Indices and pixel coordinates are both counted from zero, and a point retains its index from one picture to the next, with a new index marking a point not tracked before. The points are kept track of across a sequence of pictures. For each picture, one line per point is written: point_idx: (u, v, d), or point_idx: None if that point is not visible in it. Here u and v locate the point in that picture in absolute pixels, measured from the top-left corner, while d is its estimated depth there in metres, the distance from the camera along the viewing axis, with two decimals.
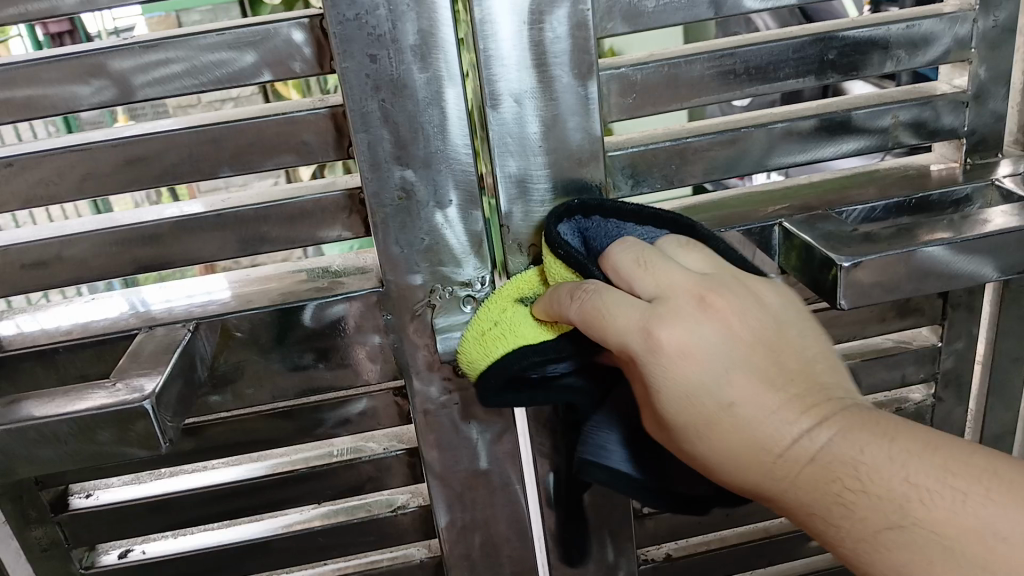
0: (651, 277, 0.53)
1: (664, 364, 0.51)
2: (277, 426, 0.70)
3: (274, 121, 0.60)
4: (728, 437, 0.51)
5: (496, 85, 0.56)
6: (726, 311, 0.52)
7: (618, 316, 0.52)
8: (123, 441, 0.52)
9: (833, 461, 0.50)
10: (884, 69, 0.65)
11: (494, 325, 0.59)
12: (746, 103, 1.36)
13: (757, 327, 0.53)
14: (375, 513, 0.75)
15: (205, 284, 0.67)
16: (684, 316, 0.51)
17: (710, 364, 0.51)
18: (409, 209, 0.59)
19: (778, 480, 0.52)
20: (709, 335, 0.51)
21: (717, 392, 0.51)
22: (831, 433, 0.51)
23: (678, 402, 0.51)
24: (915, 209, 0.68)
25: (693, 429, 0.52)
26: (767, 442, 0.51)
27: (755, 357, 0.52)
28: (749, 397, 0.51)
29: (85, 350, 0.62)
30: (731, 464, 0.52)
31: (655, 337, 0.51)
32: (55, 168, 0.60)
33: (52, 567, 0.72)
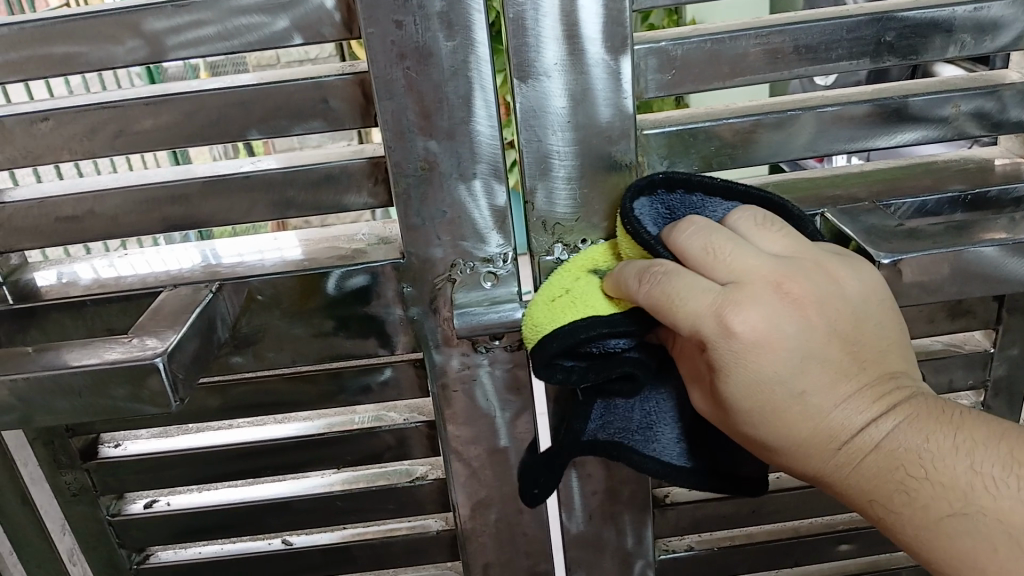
0: (726, 263, 0.51)
1: (736, 351, 0.49)
2: (298, 390, 0.70)
3: (302, 86, 0.59)
4: (796, 425, 0.51)
5: (523, 56, 0.54)
6: (805, 297, 0.50)
7: (690, 300, 0.50)
8: (136, 398, 0.52)
9: (898, 450, 0.51)
10: (946, 54, 0.61)
11: (565, 292, 0.56)
12: (829, 82, 1.29)
13: (836, 314, 0.51)
14: (394, 483, 0.75)
15: (275, 242, 0.67)
16: (761, 302, 0.49)
17: (786, 353, 0.50)
18: (431, 180, 0.58)
19: (837, 466, 0.52)
20: (787, 324, 0.50)
21: (790, 383, 0.50)
22: (900, 422, 0.51)
23: (750, 390, 0.50)
24: (971, 205, 0.64)
25: (761, 415, 0.51)
26: (833, 428, 0.51)
27: (829, 347, 0.50)
28: (820, 386, 0.50)
29: (111, 304, 0.63)
30: (793, 450, 0.52)
31: (731, 326, 0.49)
32: (88, 124, 0.60)
33: (81, 511, 0.75)
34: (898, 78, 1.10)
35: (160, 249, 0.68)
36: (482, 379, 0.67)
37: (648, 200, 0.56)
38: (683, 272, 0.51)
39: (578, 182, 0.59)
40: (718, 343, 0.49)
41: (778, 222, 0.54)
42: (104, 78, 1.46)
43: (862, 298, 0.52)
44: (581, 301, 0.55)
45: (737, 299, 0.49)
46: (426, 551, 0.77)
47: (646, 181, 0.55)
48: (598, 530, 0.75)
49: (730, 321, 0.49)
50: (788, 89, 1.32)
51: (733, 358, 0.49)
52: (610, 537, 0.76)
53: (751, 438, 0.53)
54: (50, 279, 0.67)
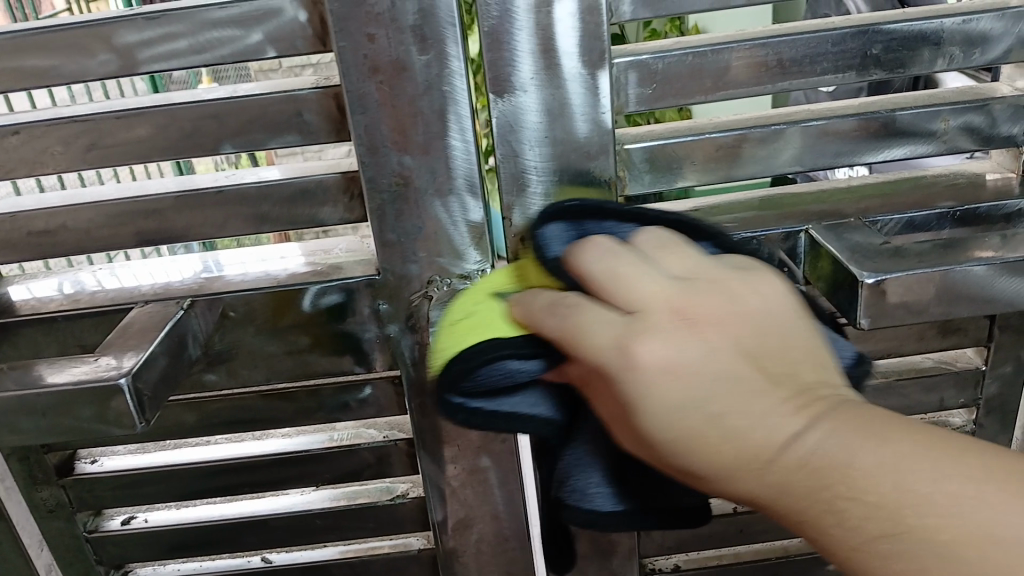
0: (624, 281, 0.48)
1: (635, 374, 0.46)
2: (275, 407, 0.68)
3: (276, 99, 0.58)
4: (715, 451, 0.46)
5: (498, 70, 0.53)
6: (702, 315, 0.47)
7: (591, 325, 0.48)
8: (101, 419, 0.51)
9: (828, 469, 0.43)
10: (934, 68, 0.59)
11: (468, 315, 0.53)
12: (828, 91, 1.28)
13: (736, 329, 0.48)
14: (374, 500, 0.73)
15: (278, 250, 0.66)
16: (657, 320, 0.47)
17: (687, 373, 0.46)
18: (407, 196, 0.57)
19: (770, 493, 0.45)
20: (686, 341, 0.46)
21: (699, 405, 0.45)
22: (825, 436, 0.44)
23: (659, 417, 0.46)
24: (961, 221, 0.62)
25: (677, 444, 0.46)
26: (755, 451, 0.45)
27: (737, 366, 0.47)
28: (733, 405, 0.46)
29: (84, 319, 0.62)
30: (719, 476, 0.46)
31: (626, 345, 0.46)
32: (59, 138, 0.59)
33: (58, 528, 0.74)
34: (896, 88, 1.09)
35: (164, 260, 0.67)
36: None
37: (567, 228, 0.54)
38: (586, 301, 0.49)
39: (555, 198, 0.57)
40: (620, 368, 0.46)
41: (682, 245, 0.52)
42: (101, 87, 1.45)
43: (762, 312, 0.49)
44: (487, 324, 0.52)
45: (632, 321, 0.47)
46: (407, 570, 0.76)
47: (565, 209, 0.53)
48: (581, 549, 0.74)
49: (629, 343, 0.46)
50: (788, 98, 1.31)
51: (634, 385, 0.46)
52: (593, 556, 0.74)
53: (679, 470, 0.47)
54: (51, 291, 0.66)
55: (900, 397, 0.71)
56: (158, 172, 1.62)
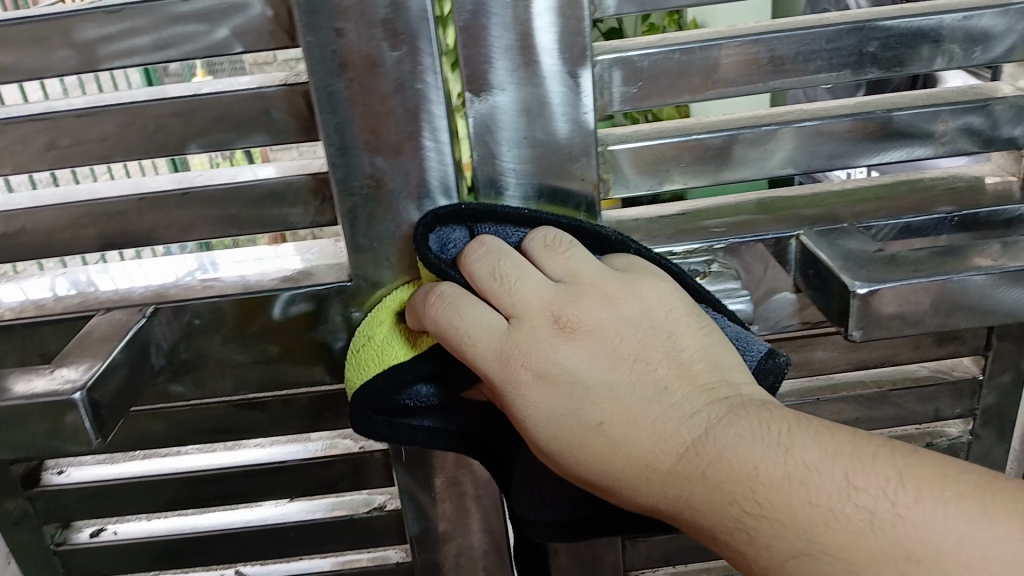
0: (506, 292, 0.50)
1: (522, 390, 0.49)
2: (247, 416, 0.66)
3: (244, 96, 0.55)
4: (607, 463, 0.49)
5: (474, 68, 0.50)
6: (583, 326, 0.49)
7: (478, 338, 0.50)
8: (55, 435, 0.48)
9: (721, 477, 0.46)
10: (933, 66, 0.57)
11: (367, 341, 0.55)
12: (827, 91, 1.25)
13: (618, 336, 0.50)
14: (350, 513, 0.71)
15: (271, 249, 0.64)
16: (539, 336, 0.49)
17: (570, 385, 0.49)
18: (380, 199, 0.55)
19: (669, 502, 0.48)
20: (567, 351, 0.49)
21: (583, 414, 0.49)
22: (714, 443, 0.47)
23: (548, 428, 0.49)
24: (959, 226, 0.59)
25: (570, 455, 0.49)
26: (646, 459, 0.48)
27: (618, 372, 0.49)
28: (617, 414, 0.48)
29: (45, 326, 0.59)
30: (625, 489, 0.49)
31: (511, 360, 0.49)
32: (18, 136, 0.56)
33: (22, 542, 0.71)
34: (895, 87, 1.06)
35: (157, 261, 0.64)
36: None
37: (462, 229, 0.55)
38: (470, 300, 0.51)
39: (535, 202, 0.55)
40: (504, 380, 0.49)
41: (575, 246, 0.52)
42: (89, 83, 1.43)
43: (640, 317, 0.50)
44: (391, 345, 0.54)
45: (517, 338, 0.50)
46: None
47: (447, 210, 0.53)
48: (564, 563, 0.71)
49: (511, 357, 0.49)
50: (785, 98, 1.28)
51: (522, 400, 0.49)
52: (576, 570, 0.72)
53: (586, 483, 0.50)
54: (45, 293, 0.63)
55: (894, 407, 0.69)
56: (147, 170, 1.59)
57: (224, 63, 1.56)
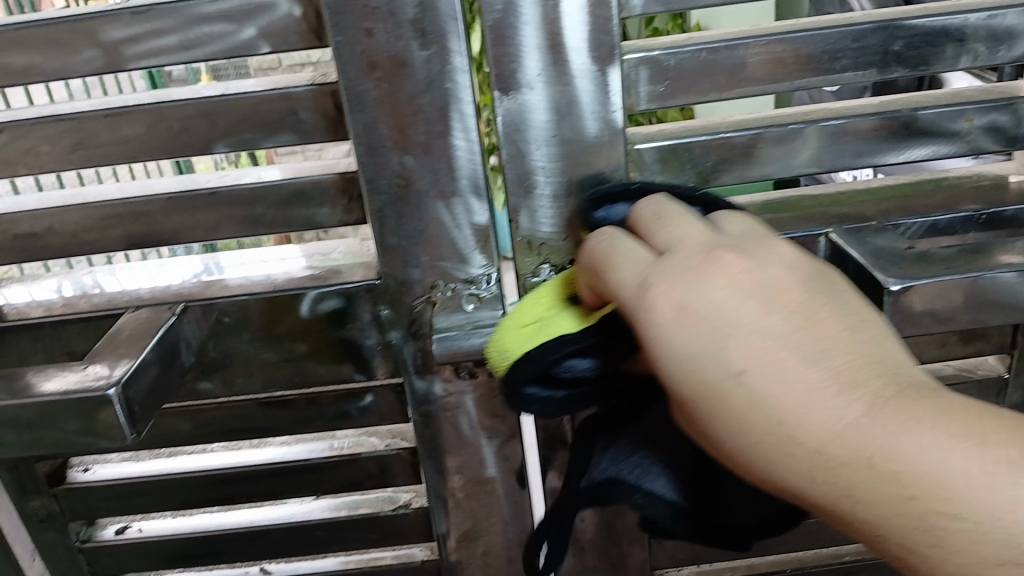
0: (663, 233, 0.45)
1: (654, 320, 0.41)
2: (274, 415, 0.66)
3: (269, 96, 0.55)
4: (745, 422, 0.38)
5: (503, 67, 0.51)
6: (739, 263, 0.41)
7: (623, 267, 0.44)
8: (87, 433, 0.49)
9: (888, 465, 0.36)
10: (958, 65, 0.57)
11: (536, 319, 0.50)
12: (835, 92, 1.26)
13: (781, 284, 0.41)
14: (376, 511, 0.71)
15: (280, 251, 0.64)
16: (684, 267, 0.41)
17: (714, 323, 0.39)
18: (408, 198, 0.55)
19: (814, 485, 0.38)
20: (713, 285, 0.40)
21: (723, 357, 0.39)
22: (883, 425, 0.36)
23: (675, 371, 0.40)
24: (984, 224, 0.60)
25: (697, 405, 0.40)
26: (792, 430, 0.38)
27: (773, 318, 0.39)
28: (767, 365, 0.38)
29: (70, 325, 0.59)
30: (764, 461, 0.39)
31: (649, 288, 0.42)
32: (45, 136, 0.56)
33: (49, 538, 0.72)
34: (905, 87, 1.07)
35: (164, 262, 0.64)
36: (467, 407, 0.63)
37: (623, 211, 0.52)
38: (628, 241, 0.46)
39: (565, 201, 0.55)
40: (636, 308, 0.42)
41: (745, 214, 0.47)
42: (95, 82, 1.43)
43: (811, 273, 0.42)
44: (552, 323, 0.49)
45: (658, 268, 0.42)
46: None
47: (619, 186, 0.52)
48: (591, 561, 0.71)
49: (648, 287, 0.42)
50: (792, 99, 1.29)
51: (652, 333, 0.41)
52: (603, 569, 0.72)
53: (711, 443, 0.41)
54: (50, 295, 0.63)
55: None
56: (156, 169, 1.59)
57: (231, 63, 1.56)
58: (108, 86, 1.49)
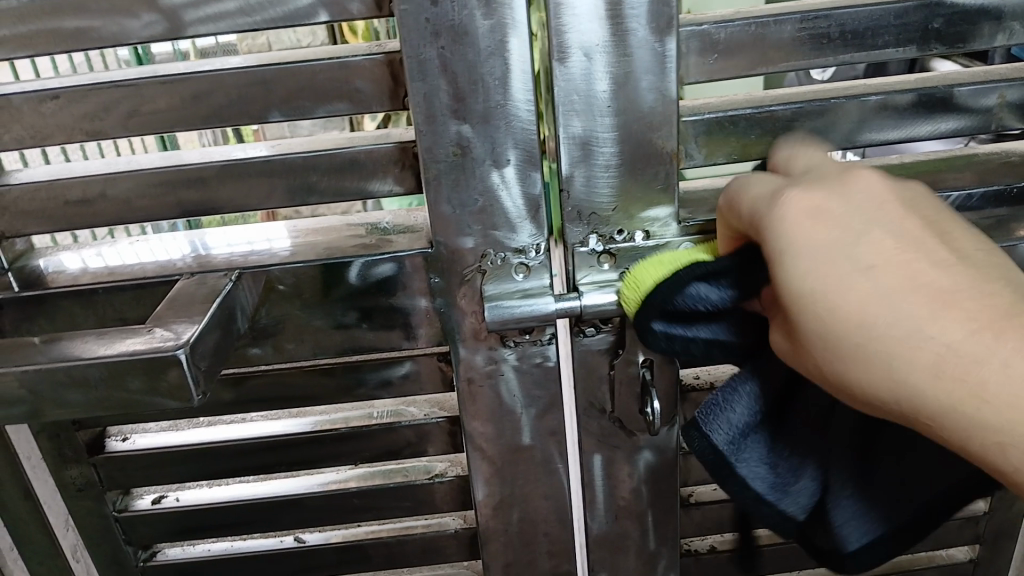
0: (807, 170, 0.51)
1: (788, 215, 0.46)
2: (317, 383, 0.67)
3: (326, 65, 0.56)
4: (869, 313, 0.43)
5: (565, 37, 0.52)
6: (878, 188, 0.47)
7: (761, 188, 0.50)
8: (152, 391, 0.49)
9: (1003, 373, 0.40)
10: (994, 43, 0.59)
11: (674, 256, 0.55)
12: (829, 74, 1.29)
13: (915, 209, 0.47)
14: (411, 480, 0.72)
15: (264, 231, 0.64)
16: (820, 184, 0.48)
17: (847, 224, 0.45)
18: (464, 166, 0.56)
19: (938, 382, 0.42)
20: (851, 198, 0.47)
21: (855, 254, 0.44)
22: (1013, 330, 0.41)
23: (807, 262, 0.45)
24: (1015, 199, 0.62)
25: (823, 299, 0.44)
26: (913, 327, 0.42)
27: (904, 227, 0.45)
28: (893, 261, 0.44)
29: (123, 292, 0.60)
30: (879, 360, 0.43)
31: (787, 196, 0.47)
32: (101, 103, 0.57)
33: (86, 508, 0.72)
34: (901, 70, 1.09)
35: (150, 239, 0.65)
36: (508, 375, 0.64)
37: None
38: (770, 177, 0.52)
39: (619, 169, 0.57)
40: (769, 214, 0.48)
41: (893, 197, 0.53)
42: (84, 56, 1.40)
43: (942, 211, 0.48)
44: (682, 258, 0.55)
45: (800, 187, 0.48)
46: (442, 550, 0.75)
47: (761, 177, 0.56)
48: (621, 530, 0.73)
49: (783, 198, 0.48)
50: (785, 80, 1.32)
51: (785, 227, 0.46)
52: (635, 541, 0.74)
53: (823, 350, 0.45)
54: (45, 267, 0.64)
55: None
56: (144, 147, 1.57)
57: (221, 41, 1.54)
58: (95, 62, 1.46)
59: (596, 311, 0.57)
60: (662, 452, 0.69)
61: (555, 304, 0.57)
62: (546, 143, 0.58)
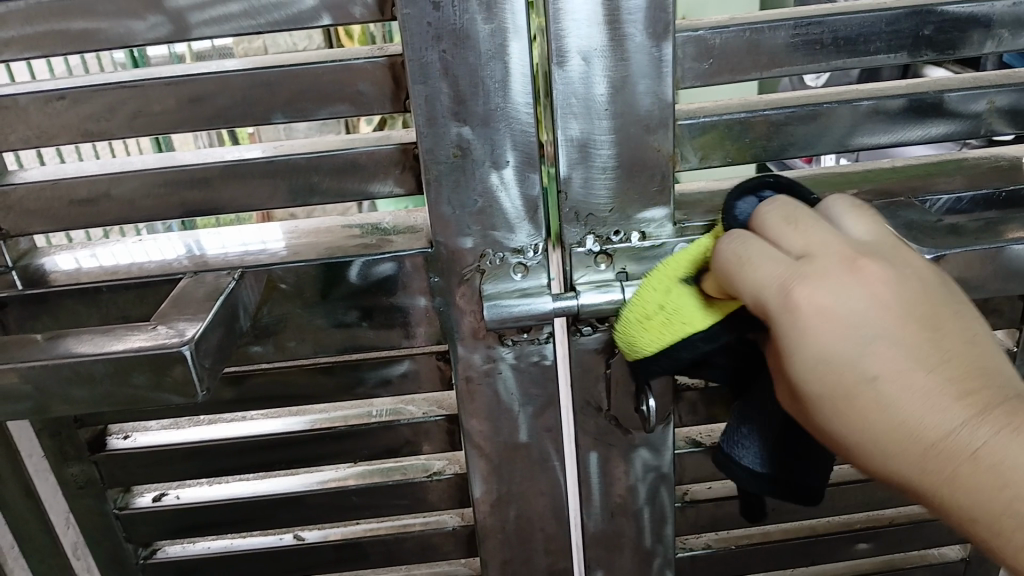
0: (800, 234, 0.46)
1: (793, 318, 0.44)
2: (317, 381, 0.68)
3: (330, 68, 0.57)
4: (870, 415, 0.44)
5: (564, 41, 0.53)
6: (880, 276, 0.44)
7: (759, 262, 0.46)
8: (157, 386, 0.50)
9: (1002, 474, 0.42)
10: (983, 50, 0.60)
11: (658, 309, 0.52)
12: (822, 79, 1.30)
13: (914, 294, 0.44)
14: (409, 478, 0.73)
15: (259, 232, 0.65)
16: (823, 275, 0.44)
17: (850, 328, 0.44)
18: (464, 168, 0.57)
19: (926, 476, 0.44)
20: (853, 295, 0.44)
21: (859, 362, 0.44)
22: (993, 427, 0.43)
23: (813, 366, 0.44)
24: (1003, 203, 0.63)
25: (827, 401, 0.45)
26: (915, 427, 0.44)
27: (904, 325, 0.44)
28: (893, 364, 0.44)
29: (127, 290, 0.61)
30: (877, 453, 0.45)
31: (789, 293, 0.44)
32: (107, 103, 0.58)
33: (86, 506, 0.73)
34: (894, 76, 1.11)
35: (145, 240, 0.66)
36: (505, 374, 0.65)
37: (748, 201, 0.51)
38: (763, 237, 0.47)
39: (616, 172, 0.58)
40: (776, 312, 0.44)
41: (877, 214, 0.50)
42: (82, 58, 1.41)
43: (935, 281, 0.46)
44: (675, 320, 0.51)
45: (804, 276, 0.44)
46: (440, 547, 0.76)
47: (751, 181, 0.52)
48: (617, 528, 0.74)
49: (787, 295, 0.44)
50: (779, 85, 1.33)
51: (789, 329, 0.44)
52: (630, 538, 0.75)
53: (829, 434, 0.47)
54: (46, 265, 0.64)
55: None
56: (139, 149, 1.58)
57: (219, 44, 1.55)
58: (92, 65, 1.47)
59: (593, 310, 0.58)
60: (656, 450, 0.70)
61: (552, 303, 0.58)
62: (546, 147, 0.59)
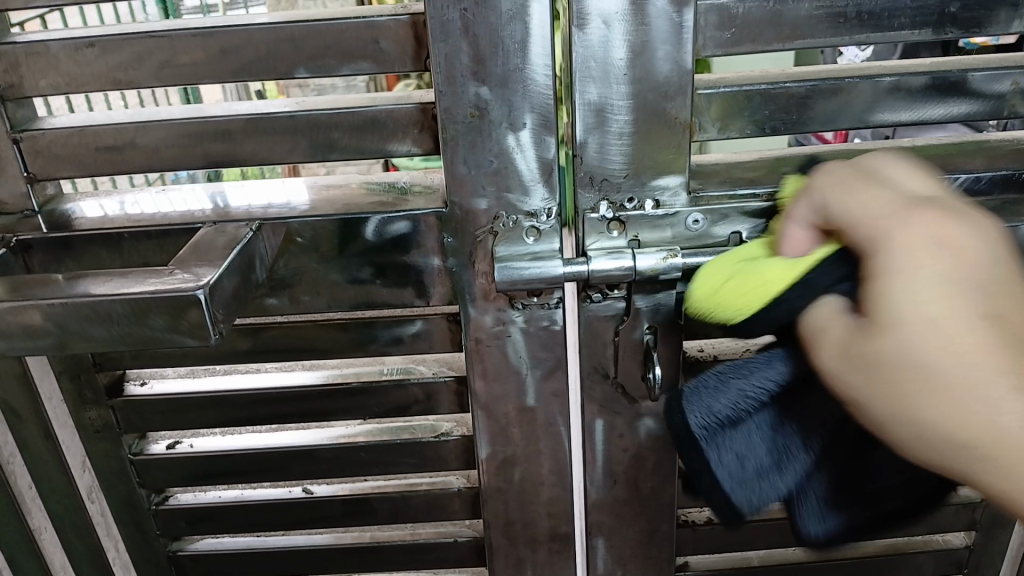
0: (912, 185, 0.49)
1: (909, 238, 0.42)
2: (331, 337, 0.69)
3: (353, 25, 0.58)
4: (973, 358, 0.40)
5: (585, 4, 0.54)
6: (989, 230, 0.44)
7: (872, 196, 0.47)
8: (173, 329, 0.51)
9: None
10: (1010, 29, 0.59)
11: (728, 282, 0.51)
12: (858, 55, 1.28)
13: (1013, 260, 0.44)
14: (418, 437, 0.74)
15: (279, 187, 0.66)
16: (938, 211, 0.44)
17: (965, 259, 0.41)
18: (481, 128, 0.58)
19: (1009, 443, 0.40)
20: (967, 233, 0.42)
21: (972, 295, 0.40)
22: None
23: (923, 288, 0.40)
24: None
25: (934, 334, 0.40)
26: (1014, 381, 0.40)
27: (1011, 280, 0.42)
28: (1004, 310, 0.41)
29: (149, 239, 0.62)
30: (961, 406, 0.40)
31: (911, 216, 0.44)
32: (134, 53, 0.59)
33: (102, 449, 0.75)
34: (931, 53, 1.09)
35: (166, 191, 0.67)
36: (515, 337, 0.66)
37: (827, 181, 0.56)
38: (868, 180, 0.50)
39: (632, 138, 0.58)
40: (892, 230, 0.43)
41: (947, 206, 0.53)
42: (111, 10, 1.42)
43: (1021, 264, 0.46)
44: (748, 288, 0.49)
45: (910, 210, 0.44)
46: (445, 507, 0.77)
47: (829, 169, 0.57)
48: (621, 496, 0.75)
49: (908, 218, 0.43)
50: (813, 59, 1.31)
51: (904, 247, 0.42)
52: (633, 507, 0.75)
53: (904, 385, 0.41)
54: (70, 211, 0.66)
55: None
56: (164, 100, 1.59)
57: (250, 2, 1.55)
58: (122, 18, 1.48)
59: (604, 276, 0.58)
60: (662, 420, 0.70)
61: (564, 267, 0.58)
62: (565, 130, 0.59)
